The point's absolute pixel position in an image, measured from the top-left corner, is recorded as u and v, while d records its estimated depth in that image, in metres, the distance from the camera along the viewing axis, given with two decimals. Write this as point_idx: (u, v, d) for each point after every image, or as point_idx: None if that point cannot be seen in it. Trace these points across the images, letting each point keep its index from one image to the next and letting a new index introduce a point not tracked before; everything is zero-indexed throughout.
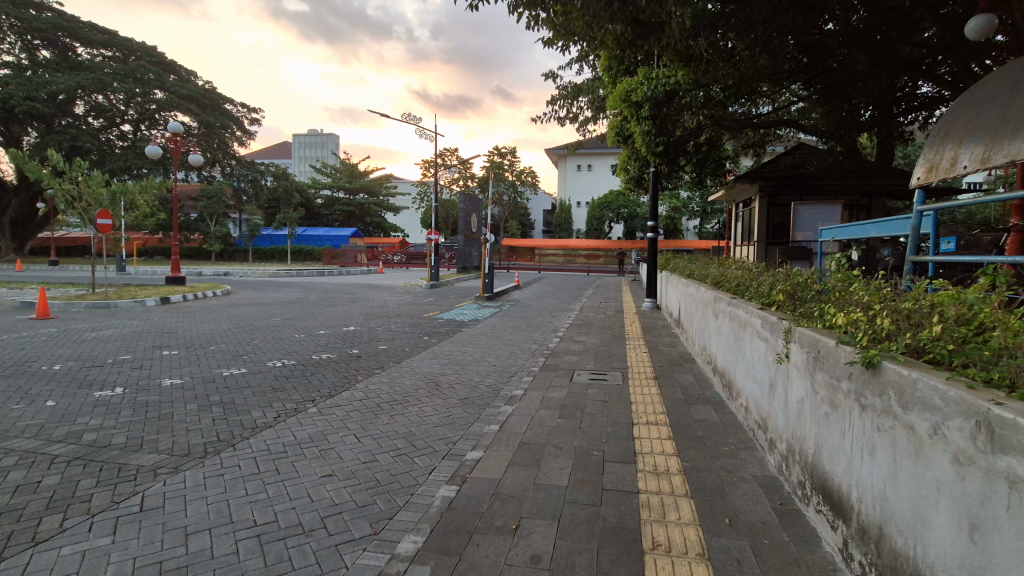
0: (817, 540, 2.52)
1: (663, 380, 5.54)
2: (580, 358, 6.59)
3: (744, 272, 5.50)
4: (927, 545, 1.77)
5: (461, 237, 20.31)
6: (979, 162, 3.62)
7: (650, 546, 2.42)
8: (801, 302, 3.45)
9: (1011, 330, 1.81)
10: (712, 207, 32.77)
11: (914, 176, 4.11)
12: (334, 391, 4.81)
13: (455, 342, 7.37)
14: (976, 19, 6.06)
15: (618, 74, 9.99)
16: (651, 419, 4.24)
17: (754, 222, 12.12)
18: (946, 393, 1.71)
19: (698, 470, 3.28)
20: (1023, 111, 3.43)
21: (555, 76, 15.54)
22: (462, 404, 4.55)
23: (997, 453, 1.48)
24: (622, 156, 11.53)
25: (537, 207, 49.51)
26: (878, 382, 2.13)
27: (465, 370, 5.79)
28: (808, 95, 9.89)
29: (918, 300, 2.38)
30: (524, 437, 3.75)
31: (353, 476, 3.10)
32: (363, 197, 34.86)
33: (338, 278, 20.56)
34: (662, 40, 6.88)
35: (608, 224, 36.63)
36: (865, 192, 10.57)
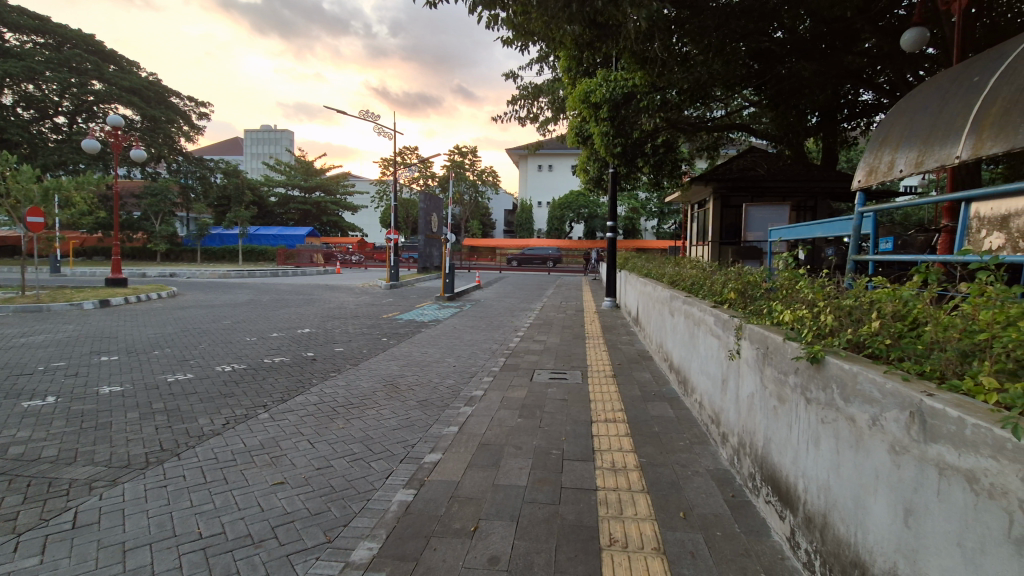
0: (766, 530, 2.60)
1: (621, 377, 5.62)
2: (540, 357, 6.61)
3: (698, 271, 5.65)
4: (867, 531, 1.85)
5: (422, 236, 20.07)
6: (913, 166, 3.83)
7: (607, 543, 2.44)
8: (751, 300, 3.57)
9: (940, 325, 1.92)
10: (669, 208, 33.65)
11: (856, 179, 4.33)
12: (286, 395, 4.65)
13: (414, 344, 7.26)
14: (911, 31, 6.38)
15: (578, 74, 10.11)
16: (609, 417, 4.30)
17: (709, 223, 12.46)
18: (884, 385, 1.80)
19: (655, 466, 3.34)
20: (951, 118, 3.64)
21: (515, 76, 15.55)
22: (421, 405, 4.48)
23: (928, 442, 1.57)
24: (581, 157, 11.69)
25: (498, 207, 49.57)
26: (822, 377, 2.21)
27: (424, 371, 5.72)
28: (759, 100, 10.28)
29: (859, 298, 2.50)
30: (483, 438, 3.73)
31: (306, 483, 3.00)
32: (320, 196, 33.97)
33: (293, 279, 20.02)
34: (620, 44, 6.99)
35: (568, 224, 37.03)
36: (812, 194, 11.04)
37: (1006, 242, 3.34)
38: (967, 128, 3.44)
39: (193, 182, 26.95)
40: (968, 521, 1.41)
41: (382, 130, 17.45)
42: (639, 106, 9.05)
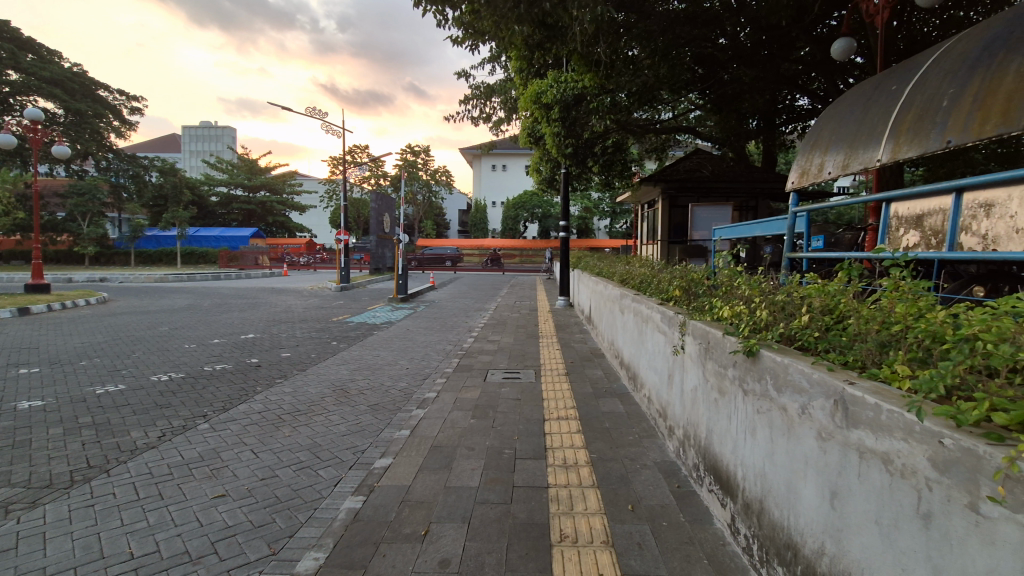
0: (709, 518, 2.71)
1: (574, 375, 5.71)
2: (494, 357, 6.62)
3: (646, 269, 5.81)
4: (798, 514, 1.95)
5: (374, 237, 19.67)
6: (840, 168, 4.09)
7: (558, 539, 2.47)
8: (695, 296, 3.71)
9: (862, 318, 2.05)
10: (620, 208, 34.41)
11: (791, 181, 4.59)
12: (228, 404, 4.46)
13: (366, 347, 7.12)
14: (840, 40, 6.76)
15: (529, 75, 10.19)
16: (562, 414, 4.36)
17: (657, 223, 12.79)
18: (812, 375, 1.91)
19: (605, 461, 3.41)
20: (873, 123, 3.90)
21: (467, 75, 15.49)
22: (372, 410, 4.40)
23: (851, 427, 1.67)
24: (534, 157, 11.81)
25: (452, 207, 49.29)
26: (757, 369, 2.33)
27: (376, 374, 5.61)
28: (703, 104, 10.66)
29: (791, 293, 2.64)
30: (435, 440, 3.70)
31: (250, 495, 2.89)
32: (265, 195, 32.71)
33: (237, 282, 19.19)
34: (568, 46, 7.08)
35: (522, 224, 37.22)
36: (753, 195, 11.53)
37: (922, 240, 3.60)
38: (886, 132, 3.68)
39: (125, 181, 25.39)
40: (885, 499, 1.51)
41: (330, 127, 17.02)
42: (588, 108, 9.26)
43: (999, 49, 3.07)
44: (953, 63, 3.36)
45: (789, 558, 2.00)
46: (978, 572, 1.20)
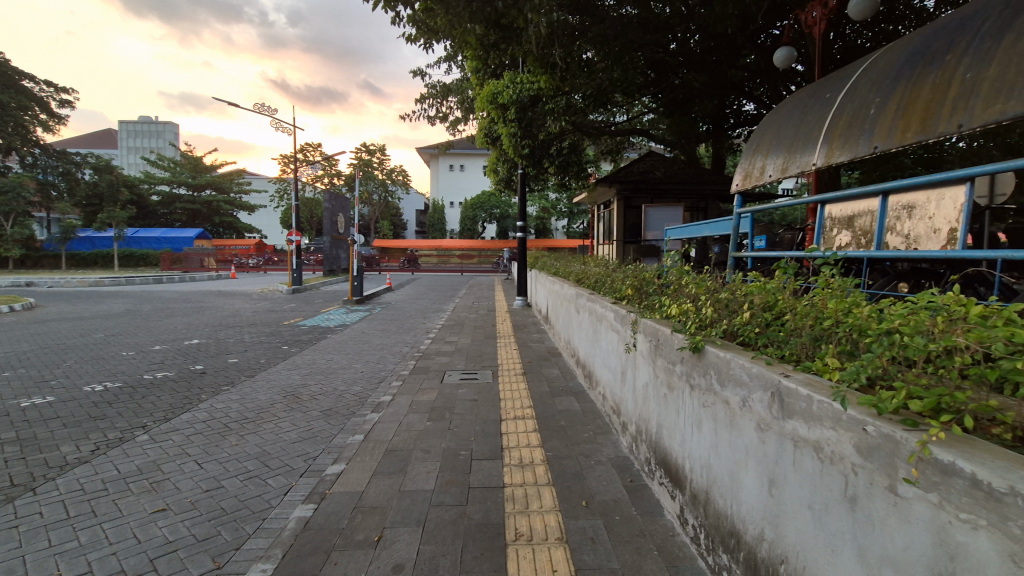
0: (660, 510, 2.79)
1: (531, 375, 5.75)
2: (451, 358, 6.59)
3: (601, 269, 5.92)
4: (740, 503, 2.04)
5: (327, 237, 19.17)
6: (780, 171, 4.30)
7: (513, 537, 2.49)
8: (646, 295, 3.81)
9: (798, 314, 2.16)
10: (577, 209, 34.86)
11: (735, 183, 4.80)
12: (171, 414, 4.25)
13: (319, 351, 6.94)
14: (781, 49, 7.07)
15: (485, 75, 10.20)
16: (518, 414, 4.39)
17: (613, 223, 13.03)
18: (751, 369, 2.00)
19: (560, 458, 3.46)
20: (809, 129, 4.12)
21: (422, 74, 15.31)
22: (325, 415, 4.30)
23: (786, 418, 1.76)
24: (491, 157, 11.82)
25: (409, 207, 48.71)
26: (702, 364, 2.41)
27: (329, 379, 5.49)
28: (656, 107, 10.95)
29: (734, 291, 2.75)
30: (390, 444, 3.65)
31: (193, 507, 2.77)
32: (211, 195, 31.34)
33: (180, 285, 18.31)
34: (523, 48, 7.12)
35: (480, 224, 37.16)
36: (703, 196, 11.93)
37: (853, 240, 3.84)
38: (821, 138, 3.89)
39: (54, 179, 23.78)
40: (816, 485, 1.60)
41: (280, 124, 16.50)
42: (544, 109, 9.34)
43: (918, 61, 3.29)
44: (880, 74, 3.57)
45: (733, 545, 2.09)
46: (896, 550, 1.29)
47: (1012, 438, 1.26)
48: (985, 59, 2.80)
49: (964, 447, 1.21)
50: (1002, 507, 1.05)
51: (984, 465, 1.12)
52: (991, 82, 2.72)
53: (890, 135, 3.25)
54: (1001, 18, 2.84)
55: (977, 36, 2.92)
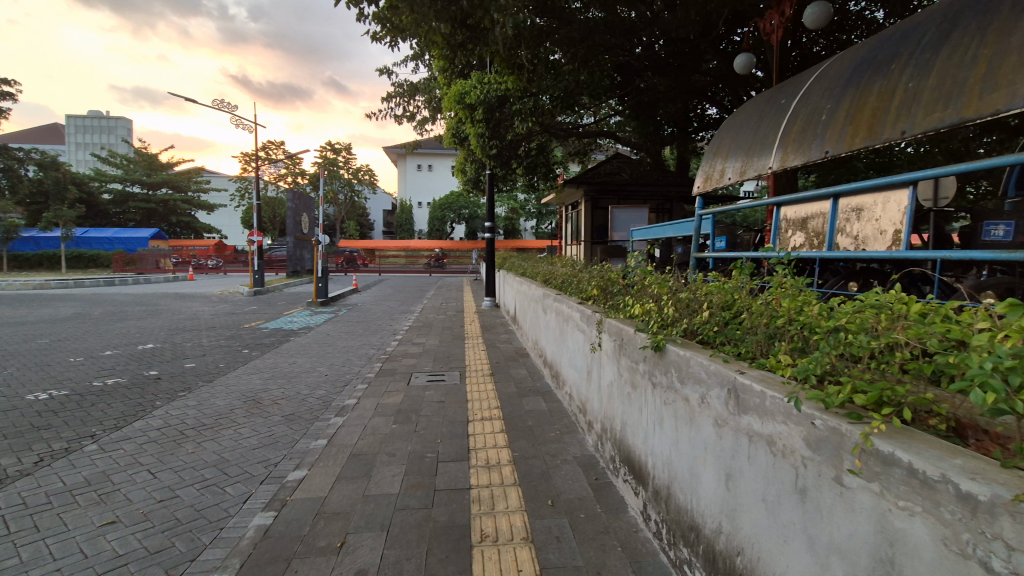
0: (624, 507, 2.83)
1: (498, 376, 5.75)
2: (418, 360, 6.53)
3: (567, 269, 5.98)
4: (700, 497, 2.09)
5: (291, 237, 18.72)
6: (739, 174, 4.43)
7: (478, 539, 2.49)
8: (611, 295, 3.86)
9: (754, 313, 2.23)
10: (546, 210, 35.09)
11: (697, 185, 4.92)
12: (122, 422, 4.07)
13: (281, 354, 6.77)
14: (741, 55, 7.26)
15: (452, 75, 10.16)
16: (486, 414, 4.39)
17: (580, 224, 13.16)
18: (709, 366, 2.05)
19: (527, 458, 3.47)
20: (766, 133, 4.25)
21: (389, 72, 15.12)
22: (287, 420, 4.20)
23: (741, 413, 1.82)
24: (459, 157, 11.78)
25: (376, 207, 48.03)
26: (663, 362, 2.46)
27: (292, 383, 5.35)
28: (623, 110, 11.13)
29: (695, 291, 2.82)
30: (354, 449, 3.59)
31: (145, 519, 2.66)
32: (167, 193, 30.15)
33: (134, 288, 17.54)
34: (490, 48, 7.11)
35: (449, 225, 36.93)
36: (668, 198, 12.18)
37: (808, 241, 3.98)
38: (776, 143, 4.03)
39: None
40: (769, 477, 1.65)
41: (241, 121, 16.02)
42: (512, 109, 9.37)
43: (865, 71, 3.45)
44: (832, 81, 3.72)
45: (693, 538, 2.14)
46: (842, 539, 1.35)
47: (946, 428, 1.34)
48: (925, 69, 2.95)
49: (903, 438, 1.27)
50: (934, 494, 1.11)
51: (919, 454, 1.17)
52: (930, 92, 2.86)
53: (840, 140, 3.40)
54: (939, 31, 2.99)
55: (919, 48, 3.08)
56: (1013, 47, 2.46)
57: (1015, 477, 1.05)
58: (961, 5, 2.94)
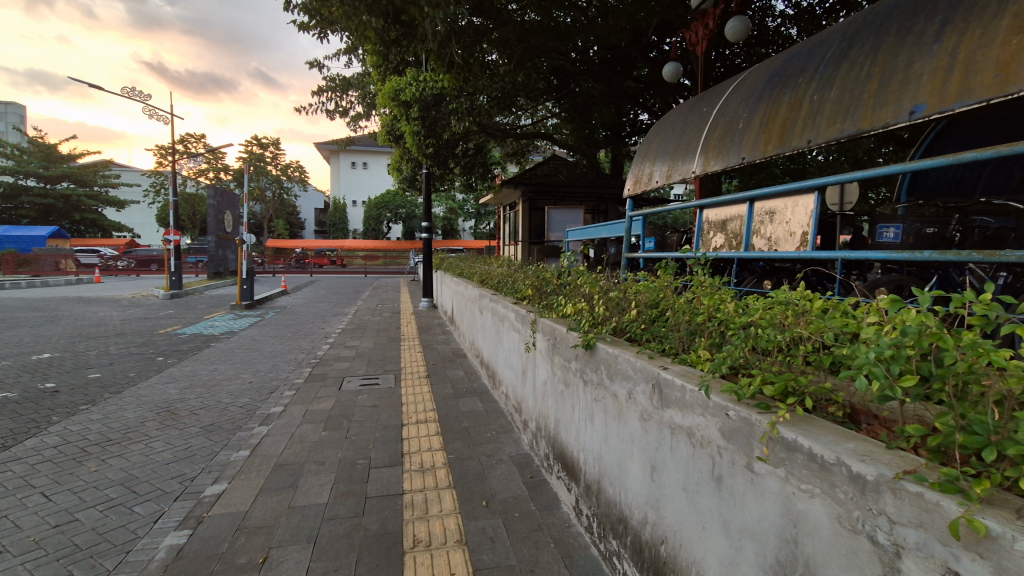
0: (557, 503, 2.88)
1: (435, 377, 5.69)
2: (351, 364, 6.33)
3: (504, 270, 6.00)
4: (628, 490, 2.16)
5: (213, 237, 17.60)
6: (665, 177, 4.63)
7: (410, 545, 2.44)
8: (544, 295, 3.91)
9: (679, 310, 2.32)
10: (484, 210, 35.17)
11: (627, 188, 5.10)
12: (10, 441, 3.66)
13: (200, 361, 6.34)
14: (669, 64, 7.53)
15: (387, 72, 9.94)
16: (421, 417, 4.32)
17: (517, 224, 13.24)
18: (636, 363, 2.12)
19: (462, 460, 3.44)
20: (690, 138, 4.47)
21: (320, 65, 14.54)
22: (206, 431, 3.94)
23: (664, 407, 1.89)
24: (395, 156, 11.54)
25: (308, 206, 46.16)
26: (594, 360, 2.52)
27: (212, 391, 5.03)
28: (559, 112, 11.32)
29: (624, 290, 2.90)
30: (280, 459, 3.42)
31: (36, 547, 2.40)
32: (69, 188, 27.48)
33: (28, 292, 15.85)
34: (425, 45, 7.07)
35: (386, 224, 36.06)
36: (602, 199, 12.51)
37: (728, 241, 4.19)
38: (699, 148, 4.24)
39: None
40: (689, 468, 1.73)
41: (154, 111, 14.87)
42: (448, 108, 9.28)
43: (776, 83, 3.69)
44: (748, 91, 3.95)
45: (621, 530, 2.21)
46: (753, 522, 1.43)
47: (843, 414, 1.45)
48: (827, 83, 3.19)
49: (806, 425, 1.36)
50: (831, 476, 1.20)
51: (819, 440, 1.26)
52: (832, 104, 3.10)
53: (754, 147, 3.63)
54: (838, 49, 3.25)
55: (822, 64, 3.33)
56: (900, 66, 2.72)
57: (897, 458, 1.15)
58: (857, 26, 3.21)
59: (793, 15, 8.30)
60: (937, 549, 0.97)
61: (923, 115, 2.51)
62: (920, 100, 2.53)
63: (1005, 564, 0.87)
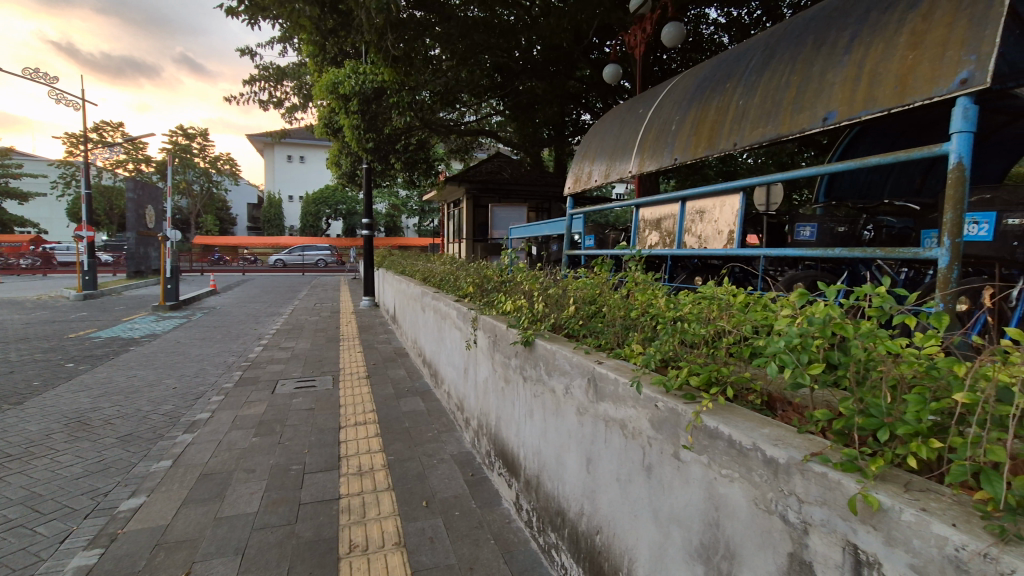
0: (498, 500, 2.90)
1: (375, 377, 5.56)
2: (286, 366, 6.08)
3: (445, 268, 5.95)
4: (565, 483, 2.20)
5: (132, 233, 16.36)
6: (604, 176, 4.75)
7: (346, 550, 2.38)
8: (485, 292, 3.91)
9: (615, 306, 2.38)
10: (428, 207, 34.62)
11: (568, 186, 5.20)
12: None
13: (117, 366, 5.88)
14: (609, 66, 7.69)
15: (324, 62, 9.59)
16: (360, 419, 4.21)
17: (462, 221, 13.14)
18: (572, 358, 2.15)
19: (402, 461, 3.38)
20: (627, 138, 4.60)
21: (252, 52, 13.77)
22: (122, 442, 3.66)
23: (599, 401, 1.93)
24: (333, 149, 11.19)
25: (240, 200, 43.84)
26: (532, 357, 2.55)
27: (130, 398, 4.69)
28: (502, 111, 11.33)
29: (563, 287, 2.93)
30: (206, 467, 3.24)
31: None
32: None
33: None
34: (363, 36, 6.86)
35: (325, 221, 34.79)
36: (546, 198, 12.64)
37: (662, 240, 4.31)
38: (636, 149, 4.38)
39: None
40: (622, 458, 1.79)
41: (61, 95, 13.60)
42: (388, 102, 9.07)
43: (705, 87, 3.86)
44: (680, 95, 4.12)
45: (559, 523, 2.24)
46: (679, 508, 1.50)
47: (761, 402, 1.54)
48: (751, 89, 3.37)
49: (726, 413, 1.43)
50: (748, 460, 1.27)
51: (736, 427, 1.34)
52: (755, 109, 3.27)
53: (686, 149, 3.79)
54: (762, 56, 3.44)
55: (748, 70, 3.50)
56: (815, 74, 2.90)
57: (805, 441, 1.23)
58: (778, 36, 3.40)
59: (725, 24, 8.71)
60: (838, 524, 1.05)
61: (834, 122, 2.70)
62: (832, 107, 2.73)
63: (894, 534, 0.95)
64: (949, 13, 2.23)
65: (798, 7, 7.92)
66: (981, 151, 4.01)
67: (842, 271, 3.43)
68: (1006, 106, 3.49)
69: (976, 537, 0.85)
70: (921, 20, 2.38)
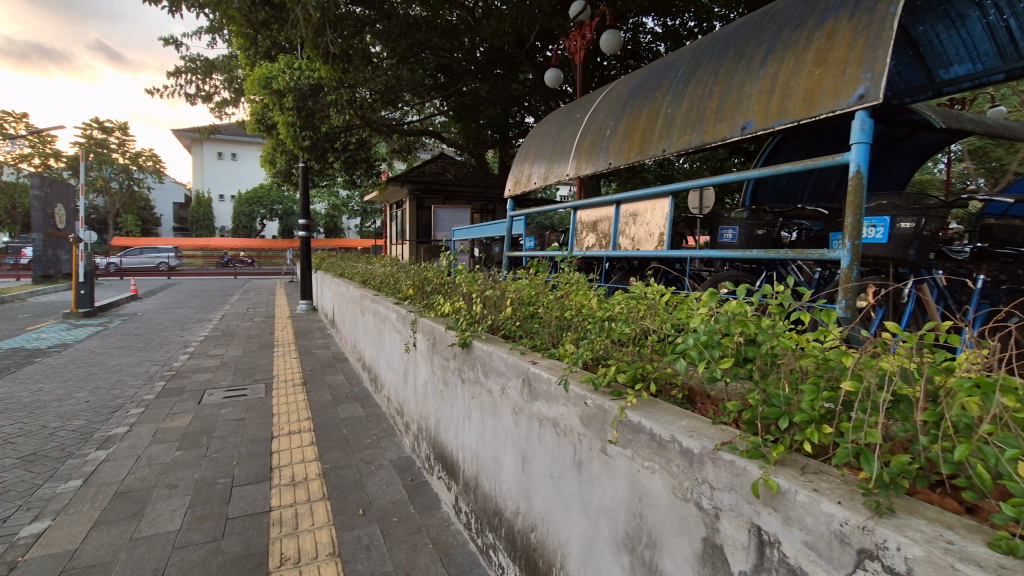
0: (437, 504, 2.88)
1: (312, 384, 5.37)
2: (215, 374, 5.76)
3: (386, 270, 5.84)
4: (502, 483, 2.22)
5: (39, 234, 14.99)
6: (543, 179, 4.83)
7: (277, 563, 2.29)
8: (425, 293, 3.87)
9: (551, 307, 2.42)
10: (370, 208, 33.79)
11: (508, 188, 5.23)
12: None
13: (18, 381, 5.36)
14: (552, 71, 7.76)
15: (256, 56, 9.21)
16: (294, 428, 4.06)
17: (404, 222, 12.94)
18: (508, 358, 2.18)
19: (338, 469, 3.29)
20: (565, 141, 4.70)
21: (177, 43, 12.97)
22: (24, 462, 3.35)
23: (533, 400, 1.96)
24: (267, 147, 10.74)
25: (165, 199, 41.17)
26: (469, 358, 2.55)
27: (34, 415, 4.30)
28: (445, 112, 11.27)
29: (502, 289, 2.96)
30: (122, 485, 3.02)
31: None
32: None
33: None
34: (298, 31, 6.64)
35: (260, 222, 33.26)
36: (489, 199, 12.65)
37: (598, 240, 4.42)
38: (574, 152, 4.47)
39: None
40: (554, 455, 1.83)
41: None
42: (326, 99, 8.81)
43: (637, 94, 4.00)
44: (614, 101, 4.24)
45: (497, 523, 2.26)
46: (606, 501, 1.55)
47: (682, 396, 1.63)
48: (678, 97, 3.52)
49: (648, 408, 1.50)
50: (666, 452, 1.33)
51: (657, 420, 1.40)
52: (682, 117, 3.43)
53: (619, 153, 3.92)
54: (689, 66, 3.60)
55: (677, 78, 3.65)
56: (735, 86, 3.08)
57: (718, 431, 1.31)
58: (703, 48, 3.57)
59: (661, 34, 9.05)
60: (743, 507, 1.12)
61: (752, 130, 2.87)
62: (750, 117, 2.90)
63: (791, 514, 1.02)
64: (849, 33, 2.44)
65: (727, 21, 8.34)
66: (884, 161, 4.37)
67: (761, 271, 3.65)
68: (905, 120, 3.83)
69: (856, 511, 0.94)
70: (825, 39, 2.58)
